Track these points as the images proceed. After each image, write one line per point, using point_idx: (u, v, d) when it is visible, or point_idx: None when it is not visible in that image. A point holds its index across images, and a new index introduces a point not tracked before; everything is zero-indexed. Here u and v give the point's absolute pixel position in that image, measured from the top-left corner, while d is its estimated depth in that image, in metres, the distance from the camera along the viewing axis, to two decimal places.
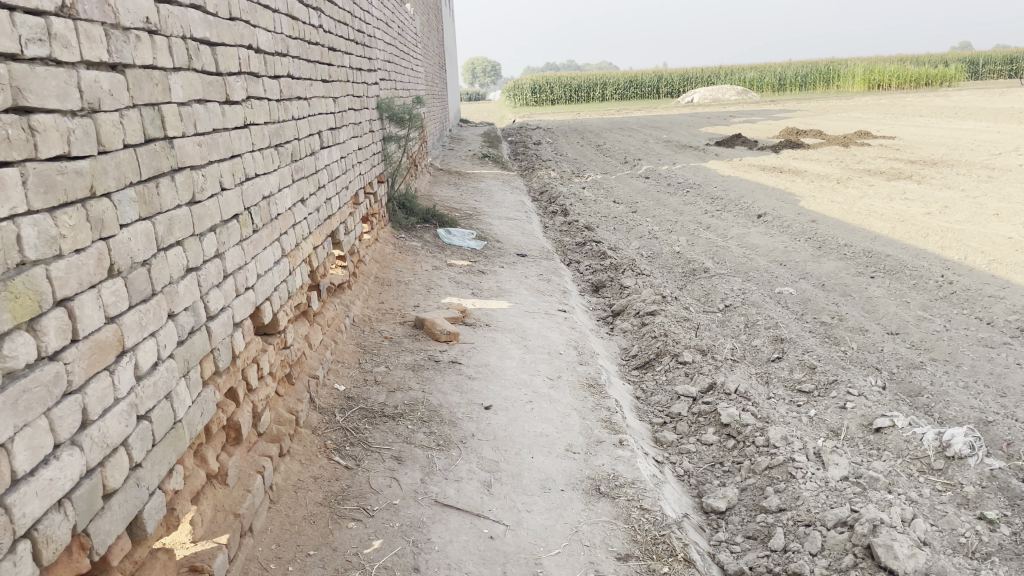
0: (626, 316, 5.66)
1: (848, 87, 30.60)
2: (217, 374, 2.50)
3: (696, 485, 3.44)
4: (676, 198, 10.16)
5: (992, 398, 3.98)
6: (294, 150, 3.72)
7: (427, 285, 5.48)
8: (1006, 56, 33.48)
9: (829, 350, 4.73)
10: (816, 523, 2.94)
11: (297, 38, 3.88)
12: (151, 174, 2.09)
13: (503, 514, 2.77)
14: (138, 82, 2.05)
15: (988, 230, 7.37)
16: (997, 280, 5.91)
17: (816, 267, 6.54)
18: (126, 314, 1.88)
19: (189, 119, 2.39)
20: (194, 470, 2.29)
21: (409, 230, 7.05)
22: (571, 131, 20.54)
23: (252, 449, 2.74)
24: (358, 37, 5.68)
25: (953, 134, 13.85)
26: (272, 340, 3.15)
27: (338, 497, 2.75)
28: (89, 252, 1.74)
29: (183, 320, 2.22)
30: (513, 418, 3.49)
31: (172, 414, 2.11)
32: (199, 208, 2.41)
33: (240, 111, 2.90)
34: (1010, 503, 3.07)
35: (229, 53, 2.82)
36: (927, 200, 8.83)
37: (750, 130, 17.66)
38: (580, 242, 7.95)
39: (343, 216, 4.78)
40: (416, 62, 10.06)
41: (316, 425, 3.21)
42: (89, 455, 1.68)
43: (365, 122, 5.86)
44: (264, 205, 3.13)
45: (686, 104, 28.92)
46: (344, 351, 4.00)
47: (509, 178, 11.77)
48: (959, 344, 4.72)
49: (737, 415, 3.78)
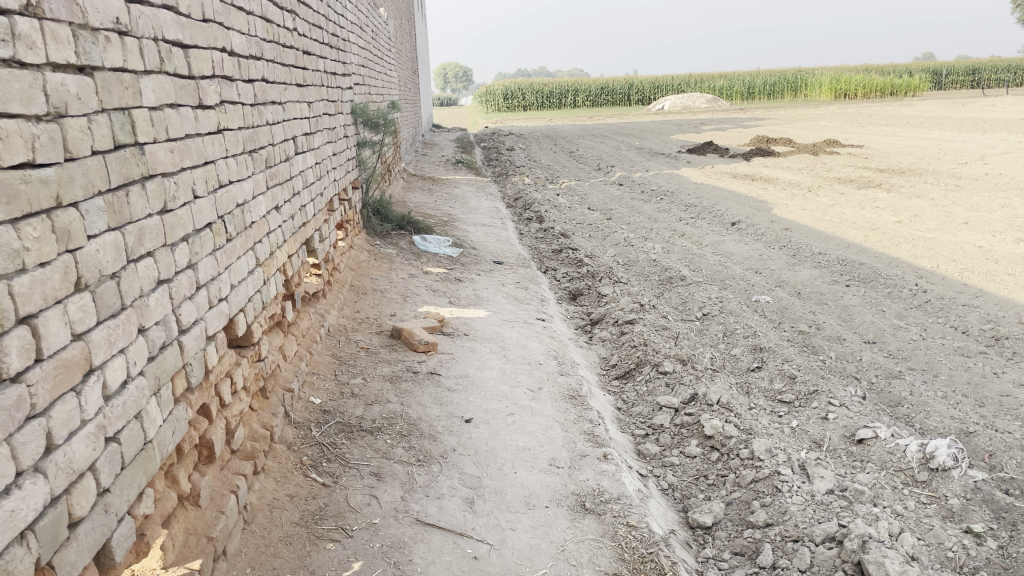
0: (604, 324, 5.61)
1: (815, 97, 31.01)
2: (189, 391, 2.39)
3: (681, 500, 3.38)
4: (651, 205, 10.16)
5: (971, 408, 3.98)
6: (268, 157, 3.61)
7: (404, 293, 5.38)
8: (968, 67, 34.14)
9: (809, 359, 4.71)
10: (804, 539, 2.90)
11: (271, 41, 3.78)
12: (121, 182, 1.99)
13: (487, 532, 2.69)
14: (107, 85, 1.95)
15: (958, 239, 7.44)
16: (969, 289, 5.95)
17: (792, 275, 6.54)
18: (94, 330, 1.78)
19: (161, 125, 2.29)
20: (164, 493, 2.18)
21: (384, 236, 6.95)
22: (544, 137, 20.50)
23: (224, 468, 2.63)
24: (332, 41, 5.59)
25: (919, 143, 14.04)
26: (246, 353, 3.04)
27: (315, 516, 2.65)
28: (55, 266, 1.64)
29: (154, 335, 2.11)
30: (494, 432, 3.41)
31: (142, 435, 2.00)
32: (170, 217, 2.30)
33: (213, 116, 2.80)
34: (995, 515, 3.05)
35: (202, 56, 2.72)
36: (898, 208, 8.90)
37: (721, 137, 17.77)
38: (555, 250, 7.89)
39: (317, 223, 4.68)
40: (390, 67, 9.95)
41: (291, 441, 3.11)
42: (55, 482, 1.57)
43: (339, 127, 5.76)
44: (237, 213, 3.03)
45: (657, 111, 29.05)
46: (319, 362, 3.89)
47: (483, 184, 11.71)
48: (936, 354, 4.72)
49: (721, 427, 3.74)
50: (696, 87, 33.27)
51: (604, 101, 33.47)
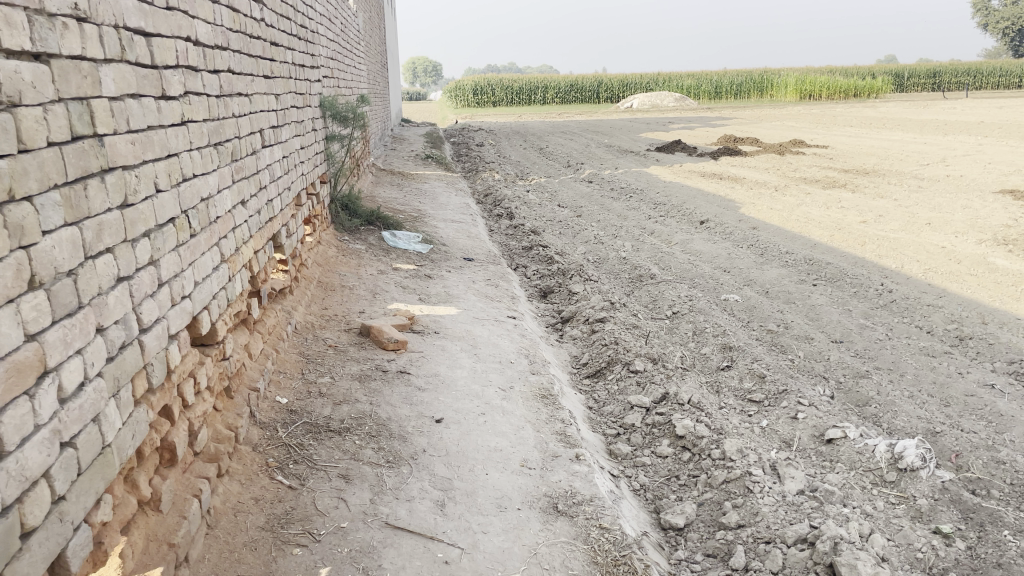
0: (575, 323, 5.58)
1: (781, 97, 31.36)
2: (149, 393, 2.30)
3: (653, 500, 3.37)
4: (620, 203, 10.17)
5: (937, 407, 4.01)
6: (234, 150, 3.51)
7: (372, 290, 5.31)
8: (929, 70, 34.81)
9: (778, 358, 4.73)
10: (776, 540, 2.90)
11: (237, 31, 3.67)
12: (79, 175, 1.90)
13: (458, 536, 2.64)
14: (64, 74, 1.86)
15: (923, 239, 7.52)
16: (933, 289, 6.02)
17: (760, 274, 6.58)
18: (49, 331, 1.70)
19: (121, 115, 2.20)
20: (124, 498, 2.08)
21: (352, 231, 6.84)
22: (513, 134, 20.38)
23: (187, 470, 2.55)
24: (301, 33, 5.48)
25: (882, 144, 14.25)
26: (210, 352, 2.96)
27: (282, 520, 2.59)
28: (6, 263, 1.55)
29: (113, 335, 2.02)
30: (465, 432, 3.36)
31: (100, 439, 1.91)
32: (131, 211, 2.22)
33: (177, 107, 2.71)
34: (963, 516, 3.07)
35: (165, 45, 2.63)
36: (863, 208, 9.01)
37: (688, 135, 17.90)
38: (526, 248, 7.85)
39: (284, 217, 4.58)
40: (359, 61, 9.84)
41: (256, 442, 3.03)
42: (5, 491, 1.50)
43: (307, 120, 5.66)
44: (202, 207, 2.94)
45: (626, 109, 29.14)
46: (286, 361, 3.81)
47: (453, 180, 11.62)
48: (902, 353, 4.77)
49: (692, 427, 3.72)
50: (665, 85, 33.40)
51: (573, 98, 33.50)
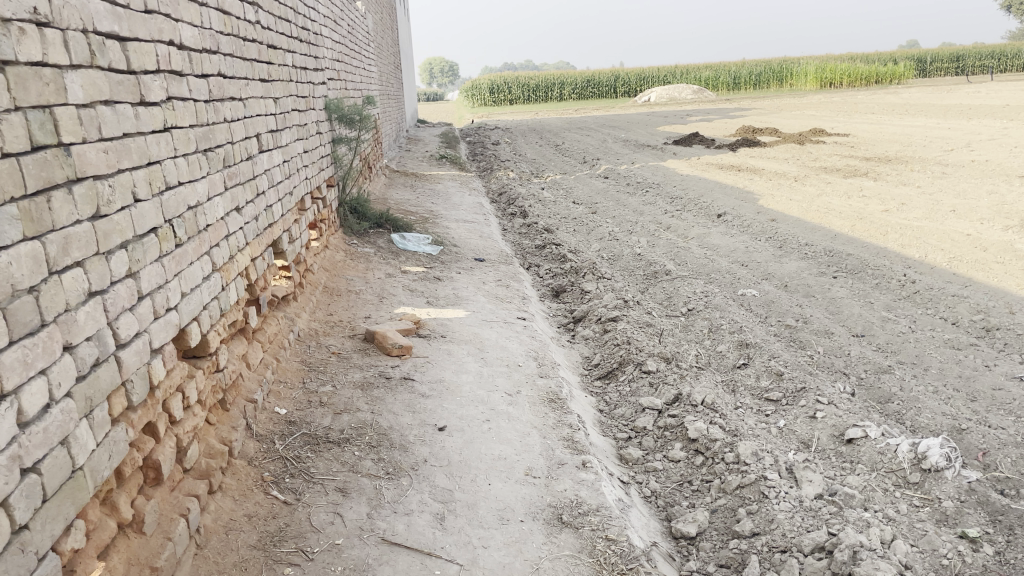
0: (587, 323, 5.46)
1: (800, 86, 30.90)
2: (129, 411, 2.22)
3: (664, 508, 3.25)
4: (635, 198, 10.01)
5: (962, 402, 3.85)
6: (226, 155, 3.42)
7: (380, 295, 5.22)
8: (953, 54, 34.11)
9: (796, 355, 4.57)
10: (793, 549, 2.77)
11: (228, 34, 3.59)
12: (40, 187, 1.82)
13: (457, 551, 2.53)
14: (22, 81, 1.78)
15: (947, 227, 7.30)
16: (958, 278, 5.81)
17: (779, 267, 6.40)
18: (5, 352, 1.61)
19: (92, 123, 2.11)
20: (101, 522, 2.00)
21: (361, 234, 6.75)
22: (529, 132, 20.20)
23: (176, 489, 2.47)
24: (302, 34, 5.41)
25: (903, 131, 13.97)
26: (201, 365, 2.88)
27: (275, 538, 2.50)
28: None
29: (84, 353, 1.94)
30: (468, 440, 3.26)
31: (69, 462, 1.83)
32: (104, 223, 2.13)
33: (159, 113, 2.63)
34: (991, 519, 2.92)
35: (144, 49, 2.55)
36: (885, 196, 8.79)
37: (707, 128, 17.69)
38: (539, 246, 7.72)
39: (286, 223, 4.50)
40: (367, 62, 9.75)
41: (251, 456, 2.94)
42: None
43: (310, 123, 5.58)
44: (189, 216, 2.85)
45: (644, 103, 28.85)
46: (286, 370, 3.72)
47: (466, 179, 11.52)
48: (926, 346, 4.60)
49: (705, 429, 3.59)
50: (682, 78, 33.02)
51: (589, 94, 33.20)
